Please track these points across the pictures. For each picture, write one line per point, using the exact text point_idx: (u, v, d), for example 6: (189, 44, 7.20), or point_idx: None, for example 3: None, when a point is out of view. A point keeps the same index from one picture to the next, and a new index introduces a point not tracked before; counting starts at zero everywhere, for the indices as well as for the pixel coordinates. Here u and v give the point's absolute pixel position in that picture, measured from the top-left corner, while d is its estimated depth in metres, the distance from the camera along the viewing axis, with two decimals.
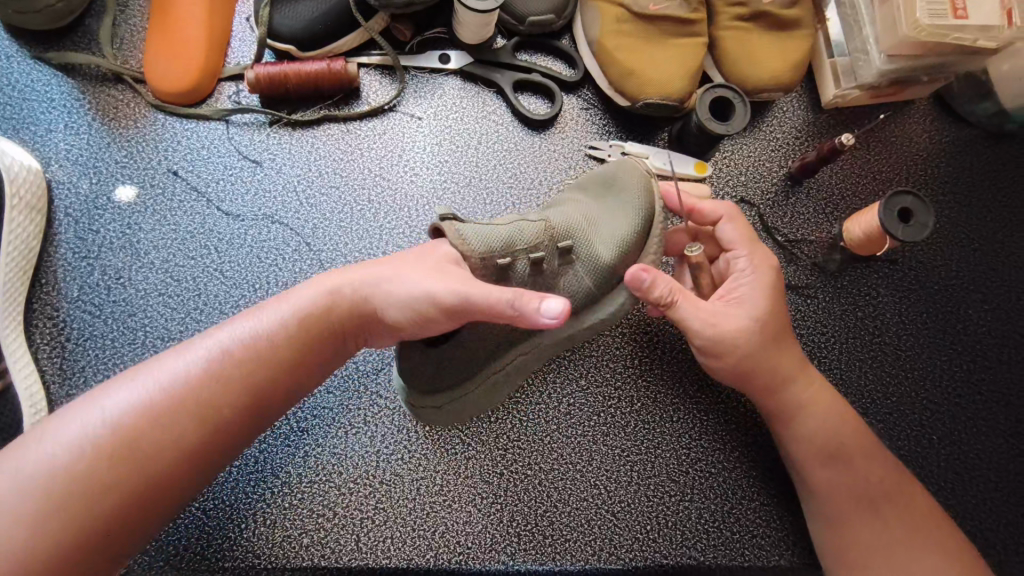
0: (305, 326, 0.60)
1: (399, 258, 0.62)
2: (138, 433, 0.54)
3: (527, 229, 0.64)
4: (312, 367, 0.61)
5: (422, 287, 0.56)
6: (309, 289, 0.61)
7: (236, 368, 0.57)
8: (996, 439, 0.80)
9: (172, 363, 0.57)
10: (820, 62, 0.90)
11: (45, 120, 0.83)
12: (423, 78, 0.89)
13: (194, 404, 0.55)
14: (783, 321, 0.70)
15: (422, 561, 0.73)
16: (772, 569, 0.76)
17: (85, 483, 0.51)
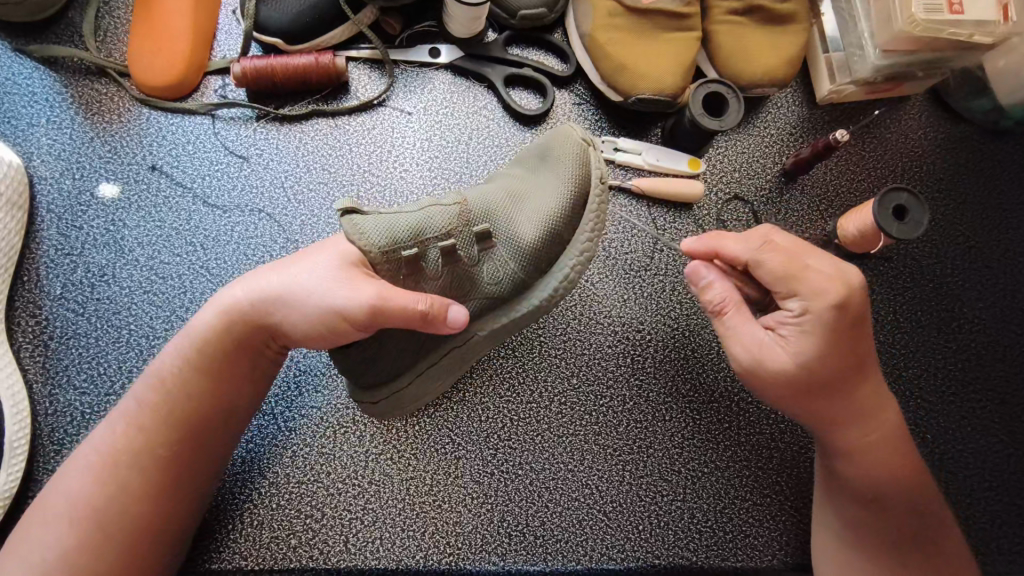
0: (219, 342, 0.62)
1: (287, 264, 0.62)
2: (106, 485, 0.60)
3: (437, 215, 0.62)
4: (236, 371, 0.64)
5: (324, 298, 0.58)
6: (207, 311, 0.63)
7: (170, 403, 0.62)
8: (990, 438, 0.80)
9: (117, 419, 0.62)
10: (815, 57, 0.89)
11: (27, 115, 0.81)
12: (413, 72, 0.88)
13: (145, 444, 0.61)
14: (844, 365, 0.61)
15: (412, 562, 0.73)
16: (764, 569, 0.75)
17: (77, 547, 0.57)
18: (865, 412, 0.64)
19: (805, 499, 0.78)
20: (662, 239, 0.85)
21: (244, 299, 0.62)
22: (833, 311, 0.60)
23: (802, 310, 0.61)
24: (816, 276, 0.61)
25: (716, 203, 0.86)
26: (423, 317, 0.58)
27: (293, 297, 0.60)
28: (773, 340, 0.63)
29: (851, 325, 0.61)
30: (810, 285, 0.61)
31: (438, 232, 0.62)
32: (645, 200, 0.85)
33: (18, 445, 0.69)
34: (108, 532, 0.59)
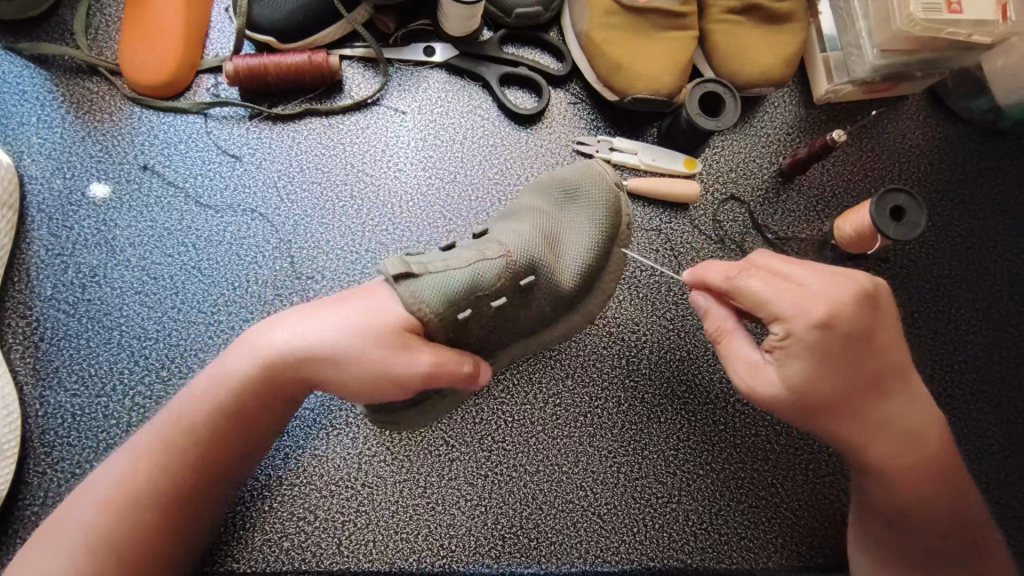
0: (256, 390, 0.59)
1: (335, 315, 0.59)
2: (121, 525, 0.57)
3: (486, 272, 0.61)
4: (268, 416, 0.62)
5: (377, 365, 0.57)
6: (244, 357, 0.59)
7: (197, 447, 0.59)
8: (986, 440, 0.79)
9: (134, 453, 0.59)
10: (812, 56, 0.89)
11: (17, 114, 0.80)
12: (407, 71, 0.87)
13: (168, 486, 0.58)
14: (835, 384, 0.58)
15: (405, 565, 0.72)
16: (759, 572, 0.75)
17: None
18: (871, 427, 0.60)
19: (800, 501, 0.77)
20: (658, 239, 0.84)
21: (290, 349, 0.59)
22: (818, 328, 0.57)
23: (786, 334, 0.58)
24: (798, 295, 0.59)
25: (713, 204, 0.86)
26: (465, 378, 0.60)
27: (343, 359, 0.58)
28: (766, 363, 0.61)
29: (844, 339, 0.57)
30: (790, 305, 0.58)
31: (488, 290, 0.62)
32: (641, 201, 0.85)
33: (8, 447, 0.69)
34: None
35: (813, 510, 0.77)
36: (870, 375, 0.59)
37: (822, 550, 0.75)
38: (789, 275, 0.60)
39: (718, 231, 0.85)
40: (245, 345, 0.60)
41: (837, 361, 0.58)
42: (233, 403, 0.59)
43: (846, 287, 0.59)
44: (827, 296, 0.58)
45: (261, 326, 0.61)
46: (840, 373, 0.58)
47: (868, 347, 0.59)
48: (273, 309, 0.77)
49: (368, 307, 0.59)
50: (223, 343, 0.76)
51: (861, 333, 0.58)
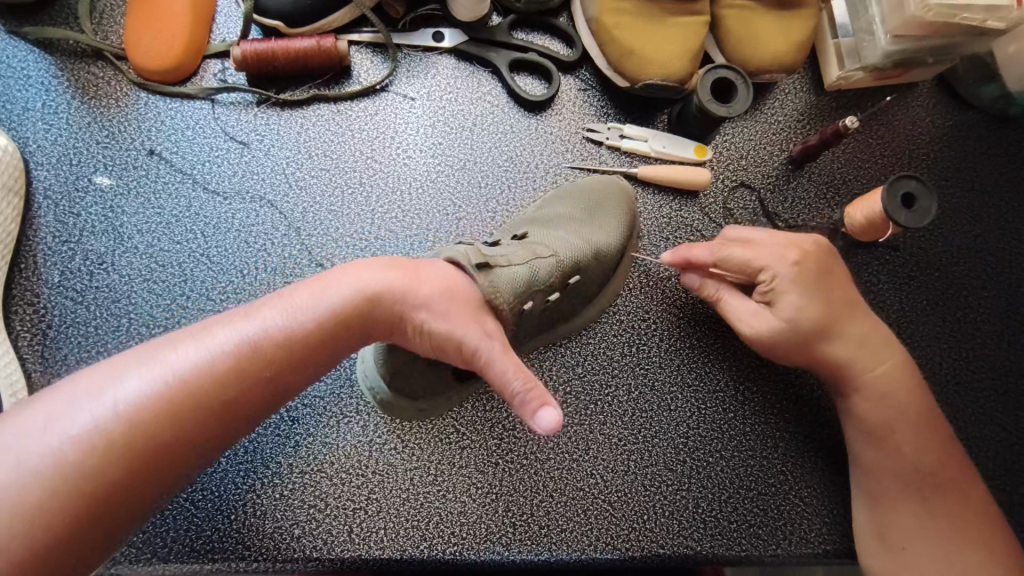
0: (336, 326, 0.55)
1: (436, 272, 0.58)
2: (141, 427, 0.49)
3: (542, 269, 0.65)
4: (317, 365, 0.56)
5: (451, 328, 0.55)
6: (345, 287, 0.56)
7: (249, 374, 0.52)
8: (994, 427, 0.80)
9: (183, 352, 0.51)
10: (824, 42, 0.88)
11: (22, 99, 0.79)
12: (416, 56, 0.86)
13: (199, 407, 0.51)
14: (822, 310, 0.68)
15: (417, 552, 0.72)
16: (769, 559, 0.75)
17: (73, 491, 0.46)
18: (861, 353, 0.69)
19: (809, 489, 0.77)
20: (667, 227, 0.84)
21: (386, 292, 0.56)
22: (795, 265, 0.69)
23: (772, 278, 0.69)
24: (774, 249, 0.70)
25: (723, 191, 0.85)
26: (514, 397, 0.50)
27: (430, 317, 0.56)
28: (762, 309, 0.70)
29: (818, 272, 0.70)
30: (771, 257, 0.70)
31: (544, 285, 0.66)
32: (651, 188, 0.84)
33: None
34: (105, 488, 0.47)
35: (823, 497, 0.77)
36: (844, 309, 0.70)
37: (831, 537, 0.76)
38: (763, 239, 0.72)
39: (728, 218, 0.84)
40: (345, 279, 0.57)
41: (820, 289, 0.69)
42: (303, 330, 0.54)
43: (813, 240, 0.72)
44: (801, 246, 0.71)
45: (359, 264, 0.59)
46: (824, 303, 0.68)
47: (837, 286, 0.70)
48: None
49: (452, 272, 0.59)
50: None
51: (829, 273, 0.70)
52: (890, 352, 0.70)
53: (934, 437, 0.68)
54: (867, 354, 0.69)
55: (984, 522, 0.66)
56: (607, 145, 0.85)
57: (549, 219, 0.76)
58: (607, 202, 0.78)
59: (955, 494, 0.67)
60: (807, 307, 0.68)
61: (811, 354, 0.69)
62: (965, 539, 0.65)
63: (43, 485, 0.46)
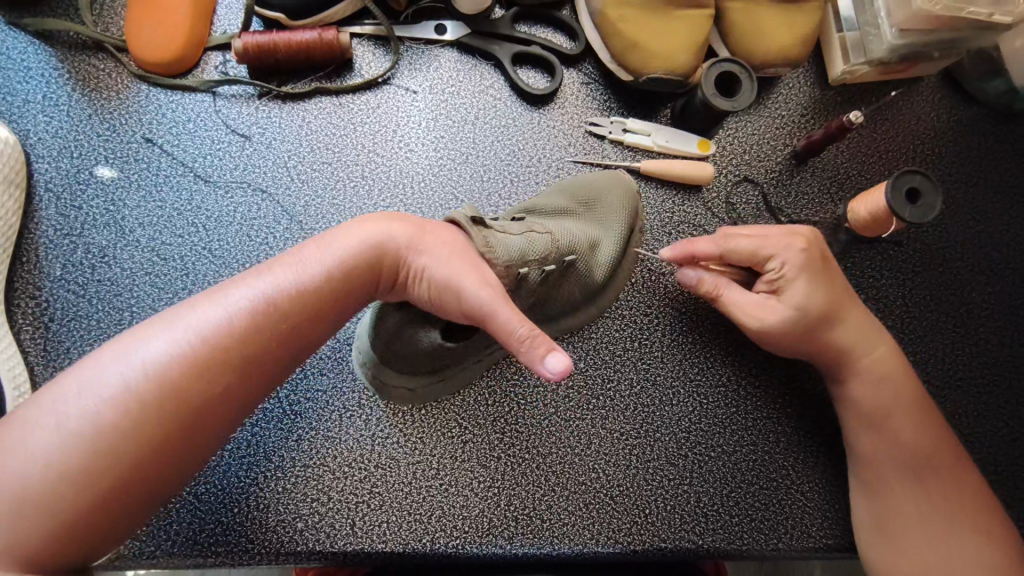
0: (345, 279, 0.57)
1: (435, 224, 0.60)
2: (172, 384, 0.50)
3: (539, 242, 0.64)
4: (331, 318, 0.58)
5: (454, 275, 0.56)
6: (348, 242, 0.58)
7: (269, 327, 0.54)
8: (996, 423, 0.80)
9: (205, 311, 0.53)
10: (828, 36, 0.88)
11: (22, 91, 0.79)
12: (418, 49, 0.86)
13: (224, 362, 0.52)
14: (828, 301, 0.68)
15: (419, 545, 0.72)
16: (770, 553, 0.75)
17: (114, 449, 0.48)
18: (863, 341, 0.69)
19: (811, 484, 0.77)
20: (670, 223, 0.84)
21: (388, 245, 0.59)
22: (802, 252, 0.69)
23: (782, 266, 0.69)
24: (780, 240, 0.70)
25: (726, 186, 0.85)
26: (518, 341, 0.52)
27: (435, 263, 0.57)
28: (771, 298, 0.70)
29: (821, 261, 0.70)
30: (777, 246, 0.70)
31: (541, 257, 0.64)
32: (654, 183, 0.84)
33: None
34: (143, 445, 0.49)
35: (824, 493, 0.77)
36: (847, 299, 0.70)
37: (832, 531, 0.76)
38: (768, 230, 0.71)
39: (732, 213, 0.84)
40: (348, 234, 0.59)
41: (824, 278, 0.69)
42: (310, 287, 0.56)
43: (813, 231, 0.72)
44: (805, 236, 0.71)
45: (359, 220, 0.61)
46: (829, 292, 0.69)
47: (837, 278, 0.70)
48: None
49: (438, 225, 0.61)
50: None
51: (830, 263, 0.71)
52: (887, 344, 0.70)
53: (931, 426, 0.68)
54: (869, 342, 0.70)
55: (983, 511, 0.66)
56: (610, 139, 0.84)
57: (551, 212, 0.76)
58: (607, 197, 0.78)
59: (952, 484, 0.67)
60: (815, 297, 0.68)
61: (818, 343, 0.69)
62: (964, 526, 0.65)
63: (86, 444, 0.47)
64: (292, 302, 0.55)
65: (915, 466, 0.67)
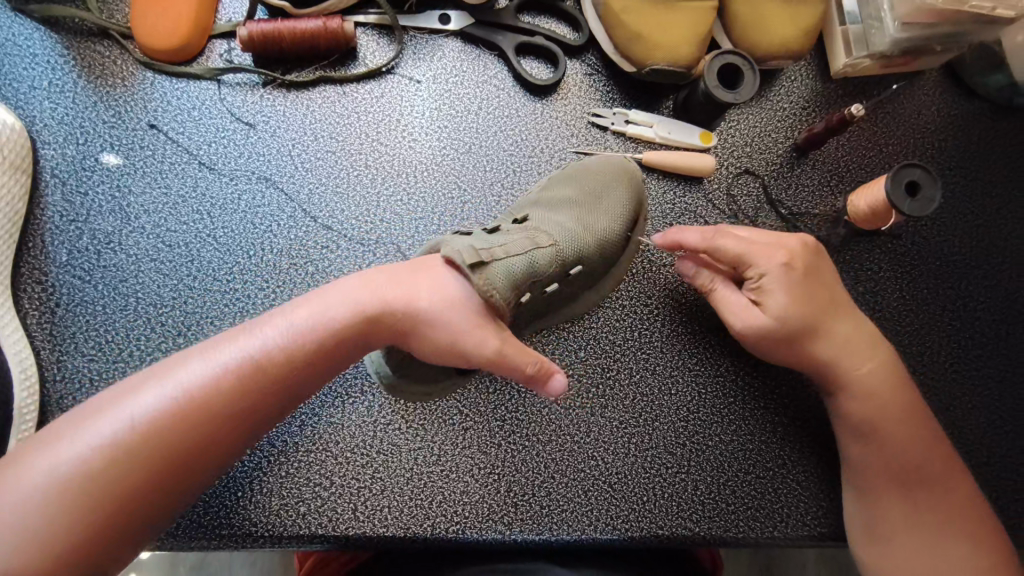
0: (341, 334, 0.57)
1: (438, 277, 0.59)
2: (158, 438, 0.50)
3: (541, 259, 0.64)
4: (328, 369, 0.59)
5: (455, 336, 0.57)
6: (344, 303, 0.57)
7: (260, 384, 0.55)
8: (990, 415, 0.81)
9: (195, 366, 0.54)
10: (831, 28, 0.88)
11: (28, 77, 0.79)
12: (422, 39, 0.86)
13: (217, 418, 0.53)
14: (809, 314, 0.68)
15: (420, 530, 0.74)
16: (765, 541, 0.76)
17: (97, 499, 0.48)
18: (849, 353, 0.69)
19: (806, 473, 0.78)
20: (671, 214, 0.84)
21: (388, 305, 0.58)
22: (784, 266, 0.69)
23: (761, 277, 0.69)
24: (764, 249, 0.70)
25: (727, 177, 0.85)
26: (527, 376, 0.59)
27: (434, 325, 0.58)
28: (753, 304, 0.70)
29: (805, 273, 0.70)
30: (761, 256, 0.70)
31: (542, 277, 0.65)
32: (655, 174, 0.85)
33: (28, 411, 0.69)
34: (124, 497, 0.49)
35: (820, 482, 0.78)
36: (833, 310, 0.70)
37: (826, 520, 0.77)
38: (754, 237, 0.71)
39: (732, 205, 0.85)
40: (347, 291, 0.58)
41: (808, 289, 0.69)
42: (304, 345, 0.56)
43: (805, 241, 0.72)
44: (790, 246, 0.71)
45: (358, 275, 0.61)
46: (812, 303, 0.69)
47: (826, 287, 0.70)
48: (289, 278, 0.77)
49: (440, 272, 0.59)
50: (238, 311, 0.76)
51: (816, 273, 0.70)
52: (879, 354, 0.70)
53: (923, 436, 0.69)
54: (855, 356, 0.69)
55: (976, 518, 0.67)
56: (613, 130, 0.85)
57: (556, 203, 0.75)
58: (612, 184, 0.77)
59: (945, 491, 0.67)
60: (795, 308, 0.68)
61: (796, 352, 0.69)
62: (954, 534, 0.65)
63: (75, 492, 0.48)
64: (287, 361, 0.56)
65: (905, 474, 0.68)
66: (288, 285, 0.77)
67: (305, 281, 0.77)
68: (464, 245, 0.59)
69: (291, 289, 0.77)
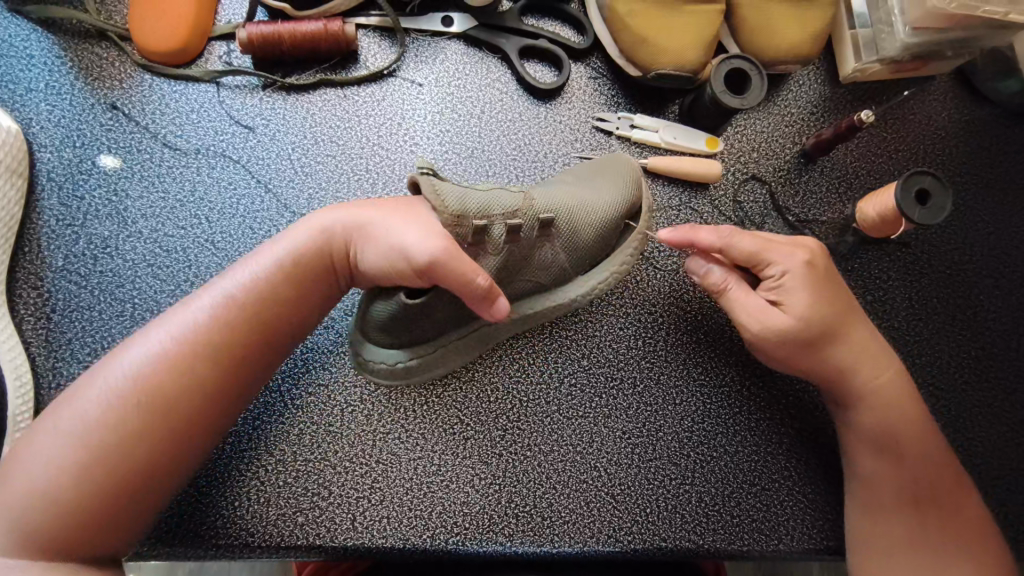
0: (302, 263, 0.61)
1: (385, 202, 0.62)
2: (151, 380, 0.54)
3: (506, 198, 0.64)
4: (304, 303, 0.61)
5: (398, 239, 0.58)
6: (301, 233, 0.61)
7: (237, 317, 0.58)
8: (1001, 427, 0.79)
9: (178, 314, 0.58)
10: (840, 33, 0.86)
11: (25, 79, 0.78)
12: (424, 42, 0.85)
13: (199, 353, 0.56)
14: (831, 316, 0.67)
15: (419, 541, 0.72)
16: (771, 554, 0.75)
17: (104, 445, 0.52)
18: (870, 356, 0.68)
19: (812, 486, 0.77)
20: (676, 220, 0.83)
21: (339, 229, 0.61)
22: (807, 266, 0.68)
23: (782, 274, 0.68)
24: (784, 248, 0.69)
25: (733, 184, 0.84)
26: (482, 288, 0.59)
27: (382, 237, 0.59)
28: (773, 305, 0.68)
29: (826, 276, 0.69)
30: (782, 254, 0.68)
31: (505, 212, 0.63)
32: (660, 180, 0.83)
33: (21, 419, 0.68)
34: (130, 441, 0.52)
35: (827, 495, 0.77)
36: (855, 311, 0.69)
37: (833, 533, 0.76)
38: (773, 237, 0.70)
39: (738, 212, 0.83)
40: (302, 225, 0.62)
41: (829, 290, 0.68)
42: (271, 279, 0.60)
43: (821, 246, 0.71)
44: (808, 247, 0.70)
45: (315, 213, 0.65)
46: (832, 303, 0.67)
47: (844, 292, 0.69)
48: None
49: (391, 201, 0.63)
50: None
51: (835, 278, 0.69)
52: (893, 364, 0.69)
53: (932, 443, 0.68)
54: (875, 360, 0.68)
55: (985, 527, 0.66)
56: (617, 135, 0.83)
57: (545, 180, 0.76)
58: (604, 166, 0.76)
59: (955, 500, 0.67)
60: (818, 307, 0.66)
61: (819, 353, 0.67)
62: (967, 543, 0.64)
63: (75, 444, 0.51)
64: (258, 299, 0.59)
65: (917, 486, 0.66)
66: None
67: None
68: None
69: None
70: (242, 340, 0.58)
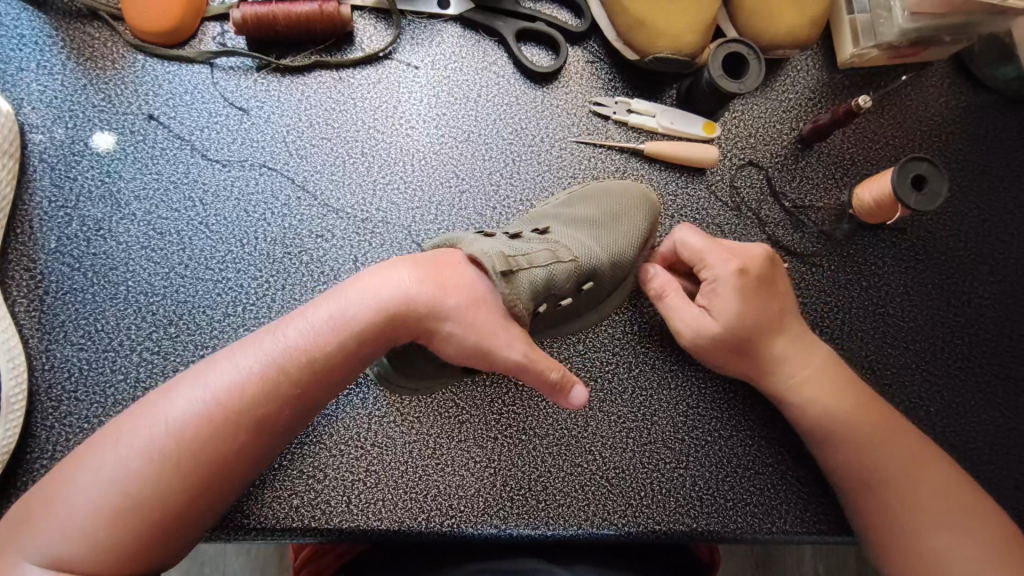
0: (358, 338, 0.55)
1: (460, 276, 0.57)
2: (187, 444, 0.51)
3: (562, 271, 0.63)
4: (353, 372, 0.57)
5: (481, 339, 0.56)
6: (361, 305, 0.56)
7: (282, 385, 0.54)
8: (992, 413, 0.79)
9: (221, 372, 0.54)
10: (839, 17, 0.86)
11: (16, 59, 0.78)
12: (421, 24, 0.84)
13: (239, 424, 0.52)
14: (740, 350, 0.69)
15: (414, 524, 0.72)
16: (765, 537, 0.75)
17: (135, 505, 0.49)
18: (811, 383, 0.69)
19: (806, 471, 0.77)
20: (671, 205, 0.82)
21: (409, 304, 0.56)
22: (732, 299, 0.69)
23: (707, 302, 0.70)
24: (721, 276, 0.70)
25: (730, 169, 0.84)
26: (552, 385, 0.58)
27: (458, 330, 0.56)
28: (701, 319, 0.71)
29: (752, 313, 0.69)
30: (715, 275, 0.70)
31: (559, 290, 0.64)
32: (657, 164, 0.83)
33: (16, 400, 0.68)
34: (161, 506, 0.50)
35: (819, 479, 0.77)
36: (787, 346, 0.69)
37: (825, 517, 0.76)
38: (719, 268, 0.70)
39: (735, 197, 0.83)
40: (367, 290, 0.57)
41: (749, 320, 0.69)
42: (323, 345, 0.55)
43: (734, 299, 0.69)
44: (715, 312, 0.69)
45: (382, 269, 0.58)
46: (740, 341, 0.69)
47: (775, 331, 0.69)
48: (282, 267, 0.76)
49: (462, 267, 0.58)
50: (232, 300, 0.74)
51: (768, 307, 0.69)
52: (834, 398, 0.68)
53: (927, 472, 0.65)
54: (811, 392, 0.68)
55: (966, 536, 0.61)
56: (614, 119, 0.83)
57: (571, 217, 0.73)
58: (629, 200, 0.75)
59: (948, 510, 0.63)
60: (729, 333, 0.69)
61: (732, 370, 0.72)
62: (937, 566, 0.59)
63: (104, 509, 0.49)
64: (306, 365, 0.54)
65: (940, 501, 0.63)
66: (282, 274, 0.76)
67: (300, 270, 0.76)
68: (491, 249, 0.59)
69: (284, 278, 0.75)
70: (285, 409, 0.54)
